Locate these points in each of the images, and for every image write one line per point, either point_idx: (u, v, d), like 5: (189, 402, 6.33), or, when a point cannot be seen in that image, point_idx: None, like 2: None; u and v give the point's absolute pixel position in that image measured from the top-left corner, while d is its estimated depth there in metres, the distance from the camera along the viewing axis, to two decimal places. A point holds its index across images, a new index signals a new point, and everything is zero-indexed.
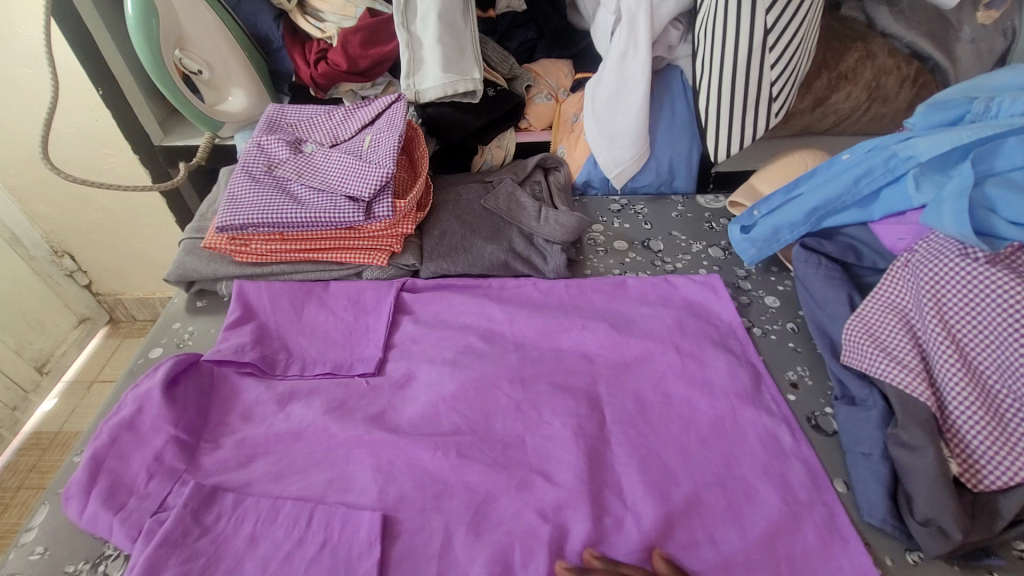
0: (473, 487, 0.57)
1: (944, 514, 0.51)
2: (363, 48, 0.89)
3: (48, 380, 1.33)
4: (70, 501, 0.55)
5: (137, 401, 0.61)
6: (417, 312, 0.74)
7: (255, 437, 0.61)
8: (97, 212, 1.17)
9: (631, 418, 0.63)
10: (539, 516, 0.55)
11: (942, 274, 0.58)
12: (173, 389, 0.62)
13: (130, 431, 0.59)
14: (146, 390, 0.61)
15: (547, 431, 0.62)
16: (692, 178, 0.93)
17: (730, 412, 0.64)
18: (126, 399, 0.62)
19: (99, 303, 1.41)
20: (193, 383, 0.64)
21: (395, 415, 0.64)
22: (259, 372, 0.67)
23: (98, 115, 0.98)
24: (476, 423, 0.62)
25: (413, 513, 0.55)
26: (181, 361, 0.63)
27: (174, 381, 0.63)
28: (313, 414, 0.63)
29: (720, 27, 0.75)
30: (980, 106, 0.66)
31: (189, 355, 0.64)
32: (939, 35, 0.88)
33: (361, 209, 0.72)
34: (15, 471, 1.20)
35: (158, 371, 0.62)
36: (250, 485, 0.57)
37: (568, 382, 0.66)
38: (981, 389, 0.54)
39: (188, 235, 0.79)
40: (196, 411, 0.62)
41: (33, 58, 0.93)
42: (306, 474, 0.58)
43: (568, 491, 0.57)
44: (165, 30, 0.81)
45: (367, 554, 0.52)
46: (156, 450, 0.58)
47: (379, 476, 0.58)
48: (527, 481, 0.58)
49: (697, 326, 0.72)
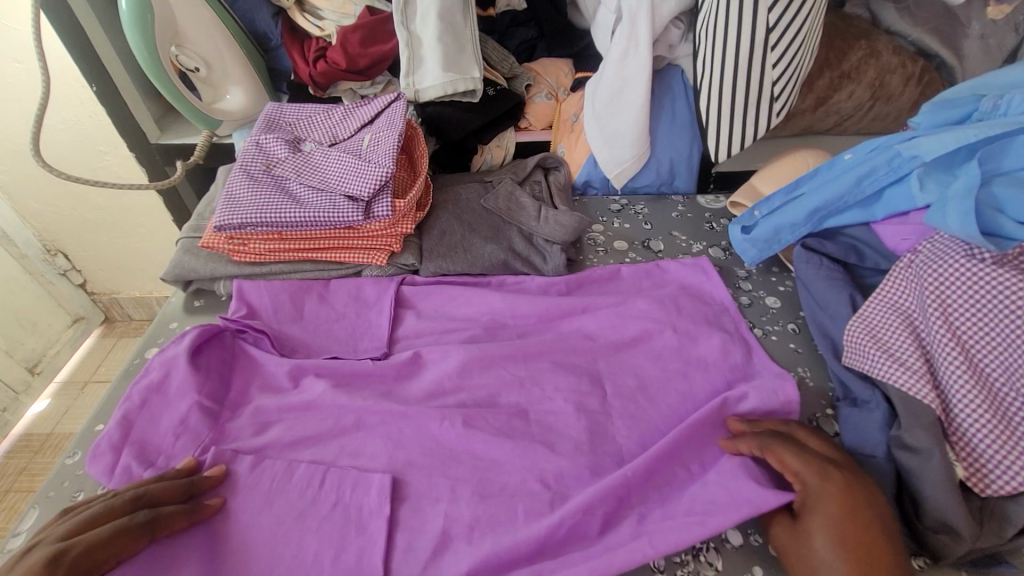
0: (479, 456, 0.57)
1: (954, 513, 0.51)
2: (362, 47, 0.88)
3: (40, 380, 1.32)
4: (93, 466, 0.56)
5: (165, 365, 0.62)
6: (418, 309, 0.73)
7: (269, 407, 0.61)
8: (92, 210, 1.16)
9: (631, 393, 0.63)
10: (541, 483, 0.55)
11: (948, 274, 0.58)
12: (197, 357, 0.63)
13: (158, 395, 0.60)
14: (173, 355, 0.62)
15: (550, 406, 0.61)
16: (693, 177, 0.93)
17: (724, 385, 0.64)
18: (153, 362, 0.63)
19: (94, 303, 1.40)
20: (215, 353, 0.65)
21: (403, 390, 0.63)
22: (272, 350, 0.67)
23: (92, 112, 0.97)
24: (482, 399, 0.62)
25: (421, 477, 0.56)
26: (206, 331, 0.65)
27: (197, 350, 0.64)
28: (322, 386, 0.62)
29: (721, 27, 0.75)
30: (988, 104, 0.66)
31: (212, 325, 0.65)
32: (946, 32, 0.88)
33: (360, 209, 0.72)
34: (5, 474, 1.18)
35: (184, 339, 0.63)
36: (263, 450, 0.58)
37: (570, 360, 0.66)
38: (987, 392, 0.53)
39: (185, 234, 0.78)
40: (219, 378, 0.63)
41: (26, 55, 0.92)
42: (318, 441, 0.58)
43: (569, 463, 0.56)
44: (160, 26, 0.81)
45: (378, 513, 0.53)
46: (182, 413, 0.59)
47: (389, 443, 0.58)
48: (531, 449, 0.57)
49: (692, 305, 0.71)
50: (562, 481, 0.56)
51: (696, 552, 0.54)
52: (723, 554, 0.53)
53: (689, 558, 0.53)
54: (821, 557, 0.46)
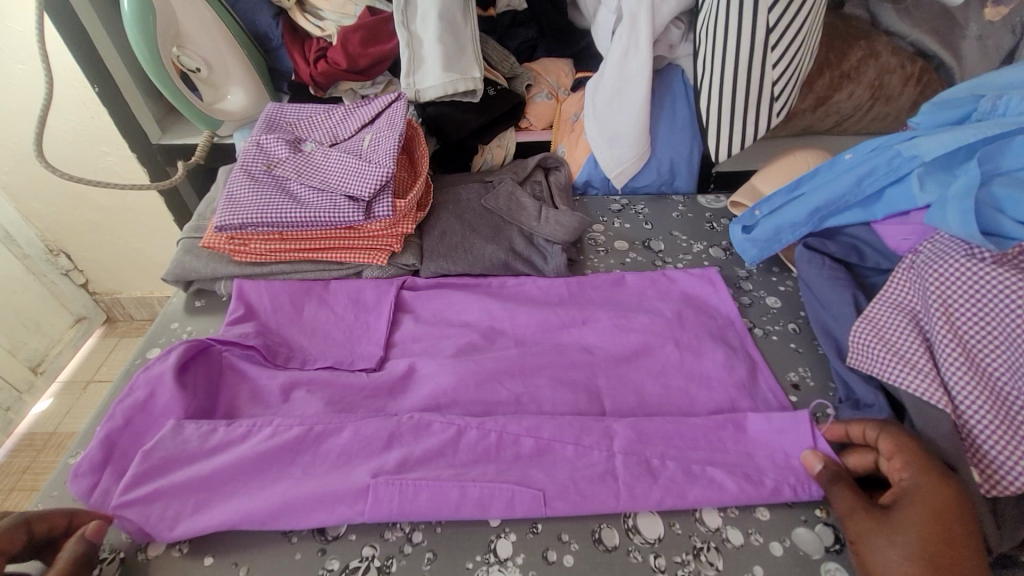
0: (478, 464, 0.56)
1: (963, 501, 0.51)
2: (362, 47, 0.88)
3: (43, 380, 1.31)
4: (77, 483, 0.55)
5: (150, 385, 0.60)
6: (417, 311, 0.73)
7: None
8: (95, 211, 1.16)
9: (632, 412, 0.63)
10: (540, 495, 0.54)
11: (950, 274, 0.58)
12: (184, 375, 0.61)
13: (144, 413, 0.59)
14: (159, 373, 0.60)
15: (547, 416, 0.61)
16: (693, 177, 0.93)
17: (728, 402, 0.64)
18: (135, 380, 0.60)
19: (96, 302, 1.40)
20: (203, 370, 0.63)
21: (400, 398, 0.63)
22: (265, 360, 0.66)
23: (93, 112, 0.98)
24: (479, 408, 0.62)
25: None
26: (193, 346, 0.62)
27: (183, 367, 0.62)
28: (317, 394, 0.62)
29: (722, 30, 0.75)
30: (986, 104, 0.66)
31: (200, 339, 0.62)
32: (945, 33, 0.87)
33: (361, 209, 0.72)
34: (8, 472, 1.18)
35: (170, 356, 0.61)
36: None
37: (566, 366, 0.66)
38: (990, 391, 0.53)
39: (186, 233, 0.78)
40: (207, 395, 0.62)
41: (27, 54, 0.92)
42: None
43: (568, 473, 0.56)
44: (162, 26, 0.81)
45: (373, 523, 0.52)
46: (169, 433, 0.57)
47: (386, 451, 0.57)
48: (525, 468, 0.56)
49: (696, 319, 0.72)
50: (563, 481, 0.55)
51: (697, 552, 0.54)
52: (723, 555, 0.53)
53: (690, 558, 0.53)
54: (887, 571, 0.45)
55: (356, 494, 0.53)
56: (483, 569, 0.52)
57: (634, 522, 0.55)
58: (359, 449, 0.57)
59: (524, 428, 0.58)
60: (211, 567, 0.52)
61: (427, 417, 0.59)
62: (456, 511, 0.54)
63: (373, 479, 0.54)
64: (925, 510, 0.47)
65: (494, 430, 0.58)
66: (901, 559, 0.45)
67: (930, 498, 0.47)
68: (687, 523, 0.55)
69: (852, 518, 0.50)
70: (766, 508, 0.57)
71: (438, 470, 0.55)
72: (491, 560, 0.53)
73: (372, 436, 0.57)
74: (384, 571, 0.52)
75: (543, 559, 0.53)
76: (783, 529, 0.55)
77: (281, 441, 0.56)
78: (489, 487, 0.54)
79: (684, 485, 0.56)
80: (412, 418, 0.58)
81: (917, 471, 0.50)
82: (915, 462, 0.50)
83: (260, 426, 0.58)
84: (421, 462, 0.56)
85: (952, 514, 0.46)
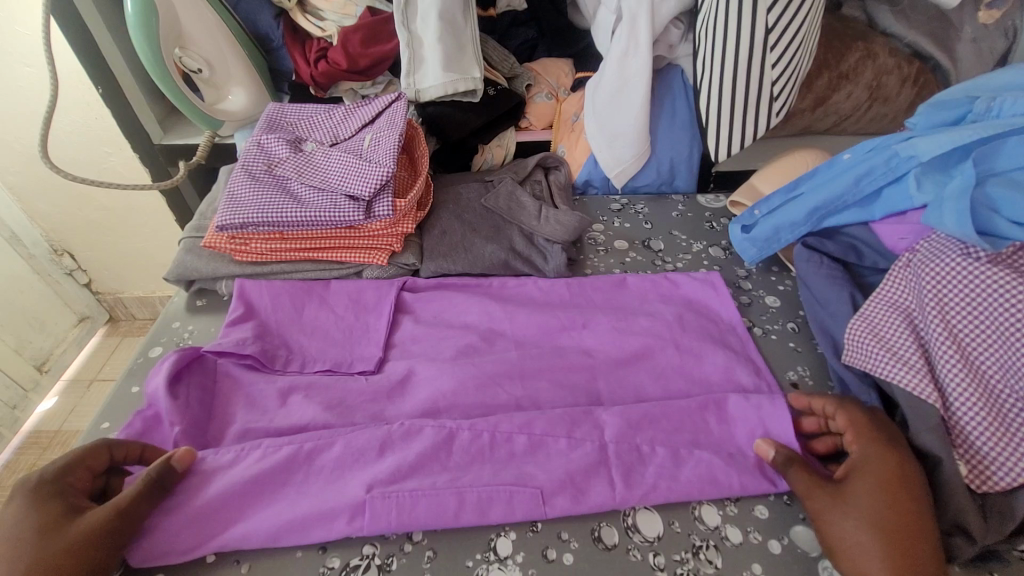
0: (477, 470, 0.56)
1: (949, 496, 0.52)
2: (362, 48, 0.89)
3: (48, 378, 1.32)
4: None
5: (149, 392, 0.60)
6: (417, 312, 0.73)
7: (257, 429, 0.60)
8: (98, 211, 1.17)
9: None
10: (538, 498, 0.55)
11: (945, 274, 0.58)
12: (177, 384, 0.61)
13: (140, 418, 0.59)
14: (153, 385, 0.60)
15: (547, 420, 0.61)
16: (693, 178, 0.93)
17: None
18: (134, 396, 0.60)
19: (99, 302, 1.41)
20: (196, 379, 0.62)
21: (399, 402, 0.63)
22: (261, 365, 0.66)
23: (98, 114, 0.98)
24: (477, 412, 0.62)
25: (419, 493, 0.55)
26: (184, 356, 0.62)
27: (177, 377, 0.61)
28: (315, 399, 0.62)
29: (721, 32, 0.76)
30: (981, 105, 0.66)
31: (193, 348, 0.63)
32: (940, 35, 0.88)
33: (361, 208, 0.72)
34: (15, 471, 1.19)
35: (161, 367, 0.60)
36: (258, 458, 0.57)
37: (565, 369, 0.66)
38: (984, 389, 0.54)
39: (187, 233, 0.78)
40: (202, 402, 0.62)
41: (33, 56, 0.93)
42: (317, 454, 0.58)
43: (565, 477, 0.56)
44: (165, 27, 0.81)
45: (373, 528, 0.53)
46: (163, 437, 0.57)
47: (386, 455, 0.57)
48: (524, 474, 0.56)
49: (696, 322, 0.72)
50: (560, 479, 0.56)
51: (696, 550, 0.54)
52: (723, 552, 0.54)
53: (689, 556, 0.53)
54: (848, 535, 0.48)
55: (354, 505, 0.54)
56: (483, 567, 0.53)
57: (633, 521, 0.56)
58: (357, 457, 0.57)
59: (522, 434, 0.58)
60: (213, 564, 0.53)
61: (418, 426, 0.58)
62: (456, 517, 0.54)
63: (367, 494, 0.54)
64: (877, 482, 0.50)
65: (486, 431, 0.58)
66: (855, 528, 0.48)
67: (880, 469, 0.51)
68: (687, 522, 0.56)
69: (811, 497, 0.52)
70: (765, 506, 0.57)
71: (437, 484, 0.55)
72: (491, 559, 0.53)
73: (370, 442, 0.58)
74: (384, 570, 0.52)
75: (543, 558, 0.53)
76: (781, 527, 0.56)
77: (281, 447, 0.57)
78: (489, 488, 0.55)
79: (683, 488, 0.56)
80: (403, 430, 0.58)
81: (865, 444, 0.53)
82: (865, 434, 0.54)
83: (249, 450, 0.56)
84: (419, 473, 0.56)
85: (897, 481, 0.50)
